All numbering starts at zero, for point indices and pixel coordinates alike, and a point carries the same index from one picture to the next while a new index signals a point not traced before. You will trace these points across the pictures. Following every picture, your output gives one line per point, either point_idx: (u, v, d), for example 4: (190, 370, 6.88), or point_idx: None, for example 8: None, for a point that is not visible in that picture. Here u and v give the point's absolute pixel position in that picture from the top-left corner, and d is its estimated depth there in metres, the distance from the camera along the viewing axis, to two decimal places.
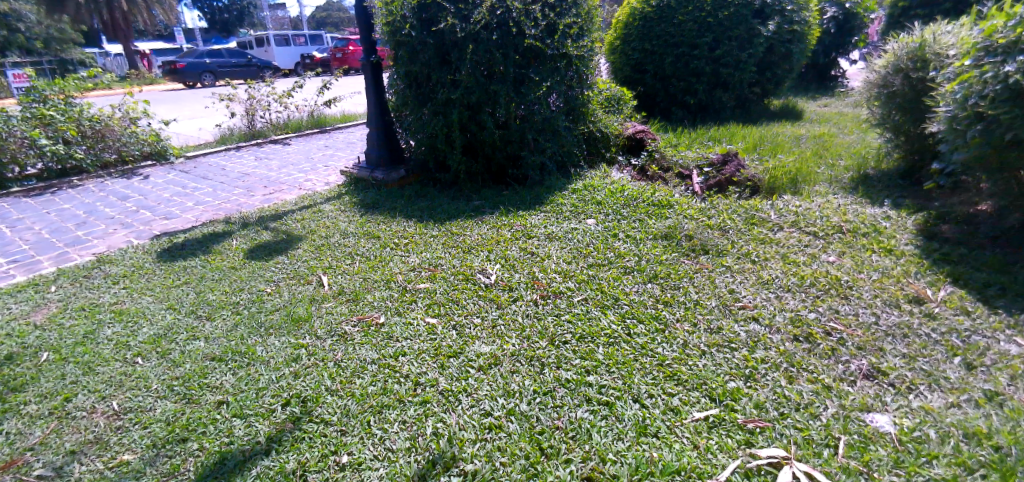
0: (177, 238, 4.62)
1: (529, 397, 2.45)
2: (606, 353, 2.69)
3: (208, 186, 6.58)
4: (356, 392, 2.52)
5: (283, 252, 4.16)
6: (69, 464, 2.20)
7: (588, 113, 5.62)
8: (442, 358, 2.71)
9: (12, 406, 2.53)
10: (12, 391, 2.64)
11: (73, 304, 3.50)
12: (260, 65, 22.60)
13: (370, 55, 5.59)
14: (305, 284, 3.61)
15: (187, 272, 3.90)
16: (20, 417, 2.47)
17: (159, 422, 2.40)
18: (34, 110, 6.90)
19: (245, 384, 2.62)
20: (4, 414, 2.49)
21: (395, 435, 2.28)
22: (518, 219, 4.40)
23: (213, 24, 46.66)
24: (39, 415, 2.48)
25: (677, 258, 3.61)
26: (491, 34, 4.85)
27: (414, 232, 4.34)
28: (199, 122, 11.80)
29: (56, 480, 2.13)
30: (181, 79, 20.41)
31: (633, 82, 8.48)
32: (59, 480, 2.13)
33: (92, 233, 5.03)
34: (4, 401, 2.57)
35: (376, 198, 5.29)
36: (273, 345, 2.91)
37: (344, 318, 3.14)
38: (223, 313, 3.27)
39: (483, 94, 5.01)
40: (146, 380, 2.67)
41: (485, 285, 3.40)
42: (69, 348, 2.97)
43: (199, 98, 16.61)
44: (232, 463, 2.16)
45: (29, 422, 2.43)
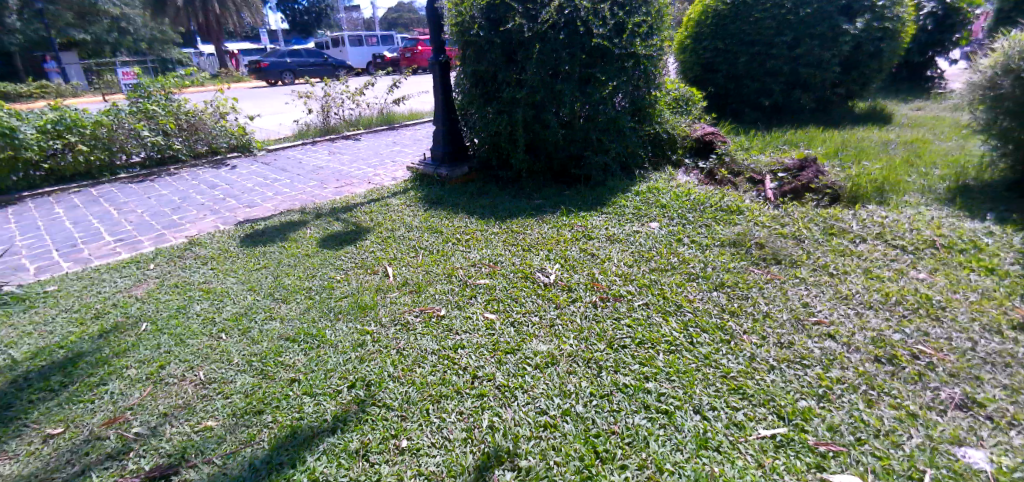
0: (258, 225, 4.91)
1: (585, 398, 2.41)
2: (667, 361, 2.61)
3: (286, 178, 6.93)
4: (416, 380, 2.58)
5: (352, 242, 4.32)
6: (161, 425, 2.38)
7: (655, 114, 5.47)
8: (499, 354, 2.73)
9: (116, 369, 2.77)
10: (116, 356, 2.89)
11: (166, 281, 3.78)
12: (335, 64, 23.62)
13: (439, 54, 5.69)
14: (371, 274, 3.74)
15: (265, 257, 4.12)
16: (122, 379, 2.70)
17: (238, 393, 2.56)
18: (140, 105, 7.54)
19: (315, 365, 2.74)
20: (109, 376, 2.73)
21: (452, 425, 2.31)
22: (579, 219, 4.35)
23: (294, 26, 49.28)
24: (138, 378, 2.70)
25: (745, 266, 3.45)
26: (558, 33, 4.82)
27: (476, 228, 4.39)
28: (279, 117, 12.51)
29: (150, 438, 2.31)
30: (264, 77, 21.68)
31: (704, 82, 8.22)
32: (152, 438, 2.31)
33: (184, 218, 5.43)
34: (109, 364, 2.82)
35: (439, 194, 5.39)
36: (341, 330, 3.03)
37: (407, 308, 3.22)
38: (298, 296, 3.44)
39: (548, 93, 4.97)
40: (228, 354, 2.85)
41: (544, 284, 3.38)
42: (164, 319, 3.22)
43: (279, 95, 17.60)
44: (301, 437, 2.27)
45: (130, 384, 2.65)
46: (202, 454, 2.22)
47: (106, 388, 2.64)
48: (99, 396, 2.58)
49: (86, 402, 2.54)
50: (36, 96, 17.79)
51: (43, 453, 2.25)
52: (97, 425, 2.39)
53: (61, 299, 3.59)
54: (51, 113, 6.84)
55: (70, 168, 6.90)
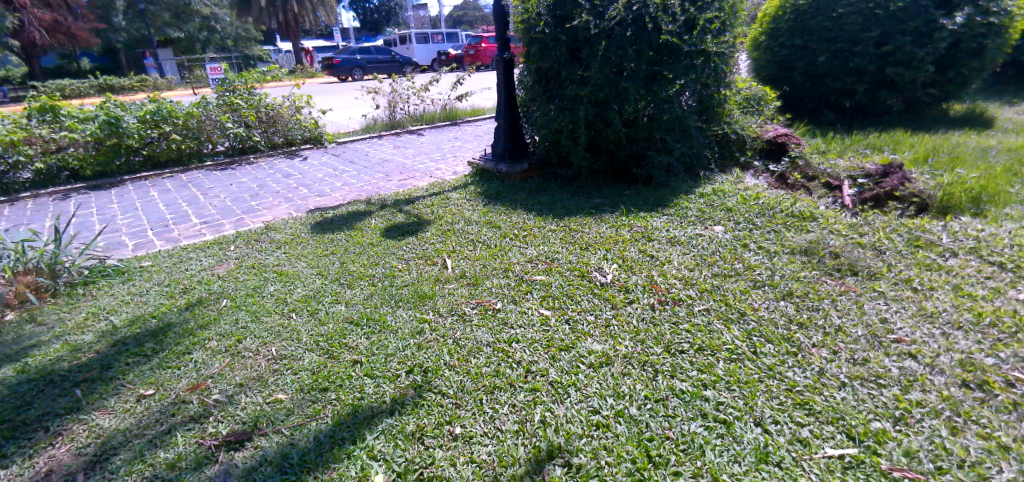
0: (327, 213, 5.14)
1: (639, 401, 2.38)
2: (727, 369, 2.52)
3: (353, 170, 7.20)
4: (472, 370, 2.62)
5: (413, 234, 4.44)
6: (237, 394, 2.55)
7: (725, 113, 5.28)
8: (553, 351, 2.73)
9: (199, 340, 2.98)
10: (200, 327, 3.12)
11: (244, 262, 4.03)
12: (402, 61, 24.26)
13: (504, 52, 5.76)
14: (431, 264, 3.83)
15: (333, 244, 4.31)
16: (205, 350, 2.90)
17: (306, 370, 2.70)
18: (225, 98, 8.08)
19: (376, 348, 2.84)
20: (193, 346, 2.94)
21: (504, 416, 2.34)
22: (639, 220, 4.28)
23: (365, 24, 51.03)
24: (218, 350, 2.89)
25: (817, 276, 3.28)
26: (625, 30, 4.74)
27: (533, 225, 4.40)
28: (349, 111, 13.02)
29: (227, 405, 2.48)
30: (336, 73, 22.60)
31: (778, 81, 7.86)
32: (229, 405, 2.48)
33: (261, 204, 5.76)
34: (194, 335, 3.04)
35: (499, 189, 5.45)
36: (401, 317, 3.13)
37: (464, 300, 3.28)
38: (361, 282, 3.58)
39: (612, 91, 4.90)
40: (298, 333, 3.01)
41: (600, 283, 3.35)
42: (242, 297, 3.44)
43: (349, 91, 18.31)
44: (361, 416, 2.37)
45: (211, 355, 2.85)
46: (272, 424, 2.35)
47: (191, 356, 2.85)
48: (185, 363, 2.79)
49: (174, 368, 2.76)
50: (135, 89, 19.37)
51: (136, 411, 2.47)
52: (182, 390, 2.59)
53: (153, 274, 3.90)
54: (150, 104, 7.43)
55: (165, 155, 7.50)
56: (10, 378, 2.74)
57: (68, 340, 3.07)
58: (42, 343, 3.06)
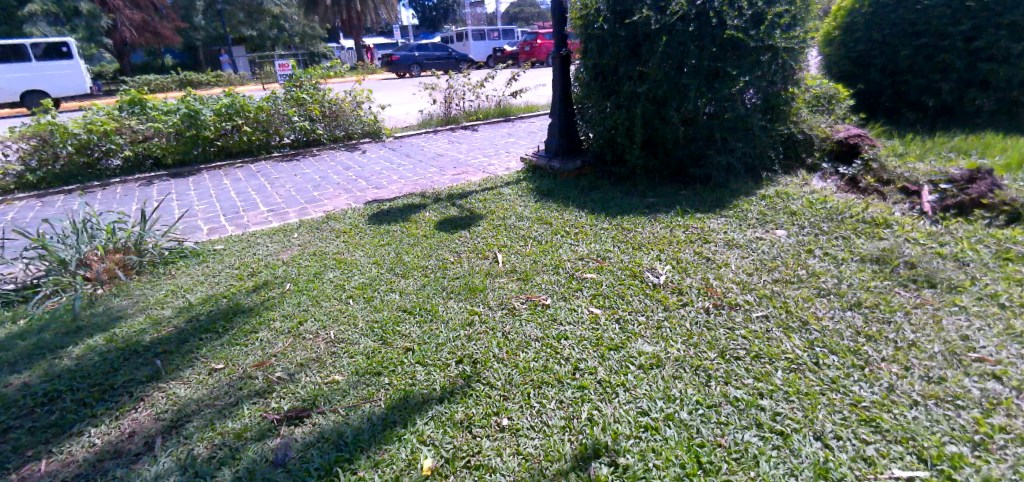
0: (384, 205, 5.29)
1: (690, 406, 2.33)
2: (786, 379, 2.43)
3: (409, 164, 7.38)
4: (520, 364, 2.64)
5: (465, 227, 4.50)
6: (298, 373, 2.67)
7: (792, 112, 5.05)
8: (602, 349, 2.70)
9: (265, 320, 3.15)
10: (265, 308, 3.29)
11: (307, 249, 4.21)
12: (459, 57, 24.58)
13: (560, 48, 5.79)
14: (482, 258, 3.87)
15: (389, 235, 4.43)
16: (270, 330, 3.06)
17: (361, 354, 2.80)
18: (292, 93, 8.45)
19: (428, 337, 2.91)
20: (260, 325, 3.11)
21: (551, 411, 2.35)
22: (696, 221, 4.17)
23: (424, 21, 52.01)
24: (282, 330, 3.05)
25: (889, 287, 3.10)
26: (687, 26, 4.62)
27: (585, 223, 4.37)
28: (407, 107, 13.34)
29: (288, 383, 2.61)
30: (394, 70, 23.20)
31: (852, 79, 7.45)
32: (290, 383, 2.61)
33: (323, 194, 6.00)
34: (261, 315, 3.22)
35: (551, 186, 5.44)
36: (452, 308, 3.19)
37: (514, 295, 3.31)
38: (415, 273, 3.67)
39: (672, 88, 4.78)
40: (355, 318, 3.13)
41: (653, 284, 3.29)
42: (304, 282, 3.61)
43: (407, 86, 18.74)
44: (412, 401, 2.43)
45: (275, 335, 3.01)
46: (329, 403, 2.46)
47: (258, 335, 3.01)
48: (252, 341, 2.96)
49: (242, 345, 2.93)
50: (211, 84, 20.55)
51: (209, 382, 2.64)
52: (249, 366, 2.74)
53: (224, 257, 4.14)
54: (226, 98, 7.86)
55: (237, 146, 7.94)
56: (100, 346, 2.99)
57: (150, 314, 3.32)
58: (127, 316, 3.32)
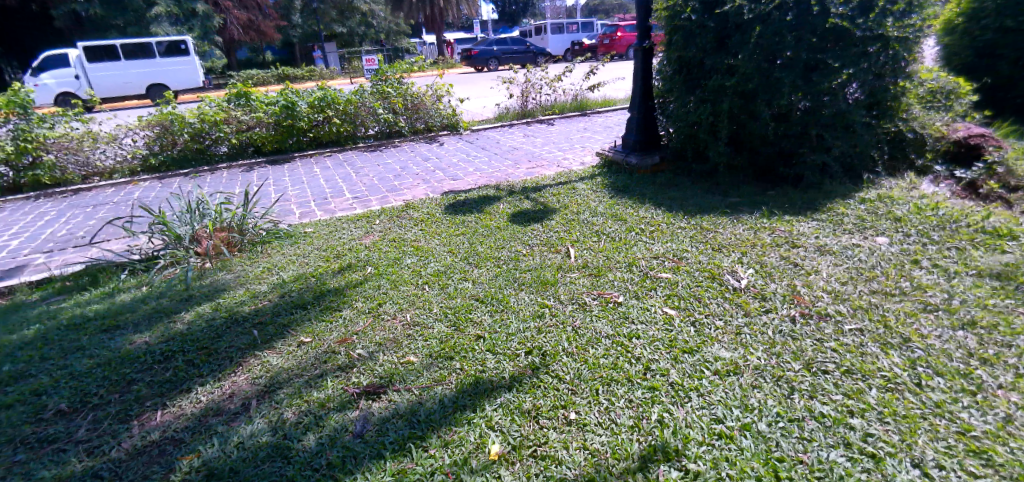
0: (460, 196, 5.41)
1: (770, 417, 2.21)
2: (880, 399, 2.25)
3: (484, 156, 7.49)
4: (589, 360, 2.62)
5: (539, 221, 4.52)
6: (377, 351, 2.81)
7: (901, 109, 4.63)
8: (676, 351, 2.63)
9: (348, 300, 3.34)
10: (349, 289, 3.49)
11: (387, 235, 4.40)
12: (537, 51, 24.58)
13: (643, 40, 5.53)
14: (554, 252, 3.88)
15: (464, 225, 4.53)
16: (352, 309, 3.24)
17: (435, 338, 2.89)
18: (378, 86, 8.82)
19: (499, 326, 2.96)
20: (343, 304, 3.30)
21: (620, 410, 2.32)
22: (783, 224, 3.94)
23: (504, 15, 52.44)
24: (363, 310, 3.22)
25: (1010, 306, 2.78)
26: (784, 15, 4.33)
27: (662, 221, 4.25)
28: (484, 100, 13.53)
29: (368, 360, 2.75)
30: (473, 64, 23.60)
31: (975, 72, 6.71)
32: (369, 360, 2.75)
33: (403, 184, 6.24)
34: (344, 294, 3.42)
35: (627, 181, 5.34)
36: (523, 299, 3.23)
37: (585, 290, 3.28)
38: (488, 263, 3.74)
39: (763, 82, 4.53)
40: (430, 303, 3.24)
41: (733, 288, 3.15)
42: (384, 266, 3.78)
43: (484, 80, 19.01)
44: (482, 387, 2.49)
45: (357, 314, 3.18)
46: (404, 382, 2.56)
47: (341, 313, 3.20)
48: (336, 318, 3.15)
49: (328, 321, 3.12)
50: (305, 79, 21.84)
51: (298, 353, 2.84)
52: (333, 342, 2.92)
53: (313, 240, 4.42)
54: (318, 92, 8.33)
55: (327, 136, 8.42)
56: (207, 313, 3.30)
57: (248, 288, 3.62)
58: (230, 289, 3.63)
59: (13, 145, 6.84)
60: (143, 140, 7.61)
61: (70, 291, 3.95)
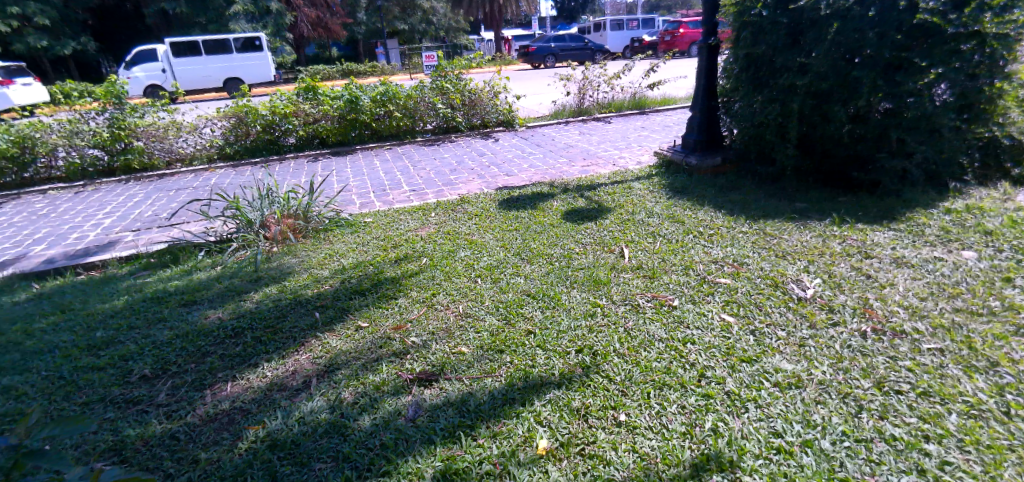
0: (514, 192, 5.44)
1: (834, 435, 2.10)
2: (961, 426, 2.08)
3: (539, 153, 7.50)
4: (641, 362, 2.58)
5: (593, 219, 4.48)
6: (430, 340, 2.88)
7: (996, 113, 4.26)
8: (733, 360, 2.54)
9: (403, 289, 3.43)
10: (404, 278, 3.58)
11: (442, 228, 4.48)
12: (596, 48, 24.29)
13: (709, 37, 5.46)
14: (608, 252, 3.83)
15: (517, 221, 4.55)
16: (407, 298, 3.33)
17: (486, 330, 2.93)
18: (437, 82, 8.97)
19: (550, 323, 2.96)
20: (399, 292, 3.40)
21: (672, 415, 2.26)
22: (856, 232, 3.73)
23: (563, 12, 52.12)
24: (418, 299, 3.30)
25: None
26: (866, 10, 4.09)
27: (722, 224, 4.11)
28: (541, 97, 13.51)
29: (421, 347, 2.82)
30: (530, 60, 23.60)
31: None
32: (422, 347, 2.82)
33: (459, 178, 6.33)
34: (400, 283, 3.51)
35: (686, 182, 5.21)
36: (575, 297, 3.21)
37: (639, 291, 3.23)
38: (540, 260, 3.74)
39: (839, 81, 4.29)
40: (482, 296, 3.28)
41: (798, 297, 3.01)
42: (439, 257, 3.85)
43: (541, 77, 18.98)
44: (532, 383, 2.49)
45: (411, 303, 3.26)
46: (455, 371, 2.61)
47: (397, 301, 3.29)
48: (392, 306, 3.25)
49: (384, 308, 3.22)
50: (368, 74, 22.51)
51: (356, 337, 2.94)
52: (389, 328, 3.01)
53: (372, 229, 4.56)
54: (380, 87, 8.57)
55: (387, 130, 8.66)
56: (274, 294, 3.48)
57: (311, 273, 3.78)
58: (295, 272, 3.80)
59: (109, 132, 7.44)
60: (220, 130, 8.08)
61: (154, 267, 4.25)
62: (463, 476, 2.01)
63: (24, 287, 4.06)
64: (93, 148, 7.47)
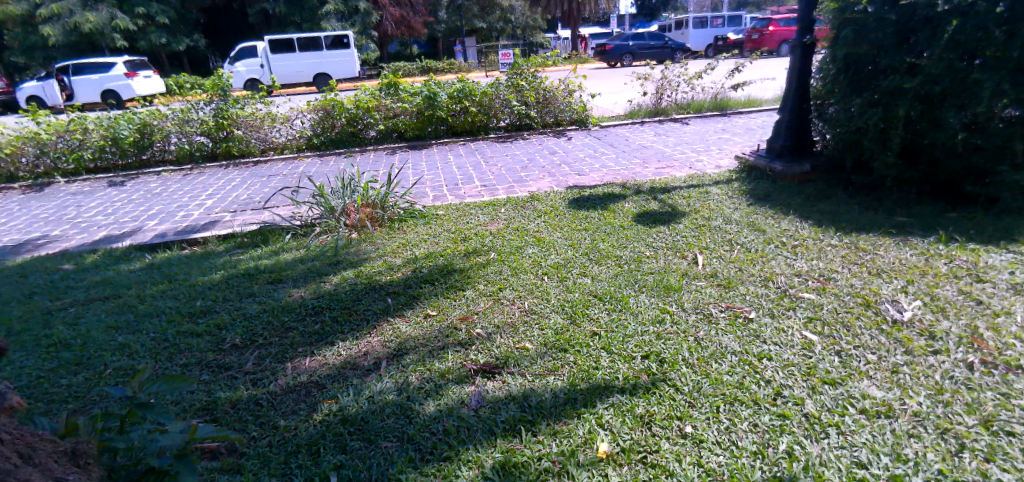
0: (585, 191, 5.38)
1: (928, 473, 1.88)
2: None
3: (613, 153, 7.38)
4: (711, 374, 2.48)
5: (665, 223, 4.35)
6: (495, 333, 2.91)
7: None
8: (814, 381, 2.38)
9: (471, 281, 3.48)
10: (473, 271, 3.64)
11: (511, 224, 4.51)
12: (676, 47, 23.57)
13: (804, 35, 5.18)
14: (680, 257, 3.70)
15: (587, 221, 4.50)
16: (474, 290, 3.38)
17: (550, 328, 2.91)
18: (513, 79, 9.03)
19: (616, 326, 2.90)
20: (467, 284, 3.45)
21: (742, 432, 2.14)
22: (967, 253, 3.39)
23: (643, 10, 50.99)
24: (484, 293, 3.33)
25: None
26: (992, 7, 3.72)
27: (808, 235, 3.87)
28: (616, 96, 13.29)
29: (486, 339, 2.86)
30: (607, 59, 23.26)
31: None
32: (487, 339, 2.85)
33: (530, 175, 6.35)
34: (469, 276, 3.57)
35: (769, 190, 4.95)
36: (643, 302, 3.13)
37: (713, 301, 3.10)
38: (609, 261, 3.68)
39: (953, 84, 3.92)
40: (548, 294, 3.27)
41: (892, 320, 2.77)
42: (507, 253, 3.88)
43: (616, 76, 18.67)
44: (595, 385, 2.45)
45: (478, 295, 3.31)
46: (519, 366, 2.62)
47: (465, 293, 3.35)
48: (460, 297, 3.31)
49: (452, 298, 3.29)
50: (445, 71, 23.04)
51: (425, 324, 3.02)
52: (456, 318, 3.07)
53: (444, 222, 4.66)
54: (458, 83, 8.75)
55: (462, 126, 8.83)
56: (351, 278, 3.64)
57: (385, 260, 3.92)
58: (370, 259, 3.96)
59: (213, 121, 8.07)
60: (309, 122, 8.55)
61: (246, 246, 4.57)
62: (522, 470, 2.01)
63: (138, 257, 4.49)
64: (200, 135, 8.15)
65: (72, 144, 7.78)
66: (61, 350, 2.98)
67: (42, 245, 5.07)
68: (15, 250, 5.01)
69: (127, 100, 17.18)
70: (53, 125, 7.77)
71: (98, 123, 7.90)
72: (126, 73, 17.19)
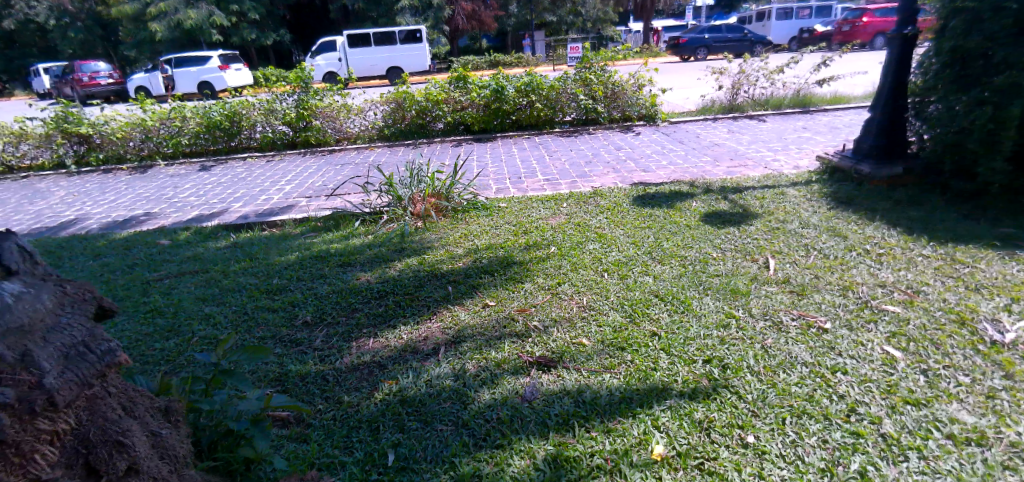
0: (651, 188, 5.25)
1: None
2: None
3: (682, 150, 7.15)
4: (779, 384, 2.35)
5: (735, 224, 4.17)
6: (551, 327, 2.90)
7: None
8: (895, 400, 2.21)
9: (530, 274, 3.48)
10: (532, 264, 3.64)
11: (573, 219, 4.47)
12: (755, 40, 22.47)
13: (904, 26, 4.77)
14: (750, 261, 3.54)
15: (651, 219, 4.39)
16: (533, 283, 3.38)
17: (608, 326, 2.87)
18: (581, 73, 8.92)
19: (678, 327, 2.82)
20: (526, 277, 3.46)
21: (810, 448, 2.02)
22: None
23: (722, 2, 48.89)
24: (543, 286, 3.33)
25: None
26: None
27: (895, 244, 3.59)
28: (688, 91, 12.86)
29: (543, 333, 2.85)
30: (680, 53, 22.53)
31: None
32: (544, 333, 2.85)
33: (594, 171, 6.26)
34: (528, 268, 3.58)
35: (853, 193, 4.62)
36: (707, 305, 3.01)
37: (784, 308, 2.95)
38: (673, 261, 3.57)
39: None
40: (607, 291, 3.22)
41: (991, 341, 2.52)
42: (567, 248, 3.86)
43: (690, 70, 18.05)
44: (652, 386, 2.39)
45: (537, 289, 3.31)
46: (574, 362, 2.60)
47: (523, 285, 3.36)
48: (518, 289, 3.32)
49: (511, 290, 3.31)
50: (513, 64, 23.14)
51: (483, 314, 3.06)
52: (513, 310, 3.09)
53: (506, 214, 4.69)
54: (526, 77, 8.75)
55: (527, 119, 8.84)
56: (414, 265, 3.74)
57: (448, 249, 4.00)
58: (433, 247, 4.05)
59: (295, 111, 8.52)
60: (381, 114, 8.85)
61: (319, 230, 4.80)
62: (574, 464, 1.99)
63: (224, 236, 4.82)
64: (282, 125, 8.62)
65: (172, 130, 8.45)
66: (156, 317, 3.26)
67: (143, 222, 5.55)
68: (121, 225, 5.51)
69: (220, 91, 18.45)
70: (156, 112, 8.48)
71: (194, 112, 8.54)
72: (220, 66, 18.45)
